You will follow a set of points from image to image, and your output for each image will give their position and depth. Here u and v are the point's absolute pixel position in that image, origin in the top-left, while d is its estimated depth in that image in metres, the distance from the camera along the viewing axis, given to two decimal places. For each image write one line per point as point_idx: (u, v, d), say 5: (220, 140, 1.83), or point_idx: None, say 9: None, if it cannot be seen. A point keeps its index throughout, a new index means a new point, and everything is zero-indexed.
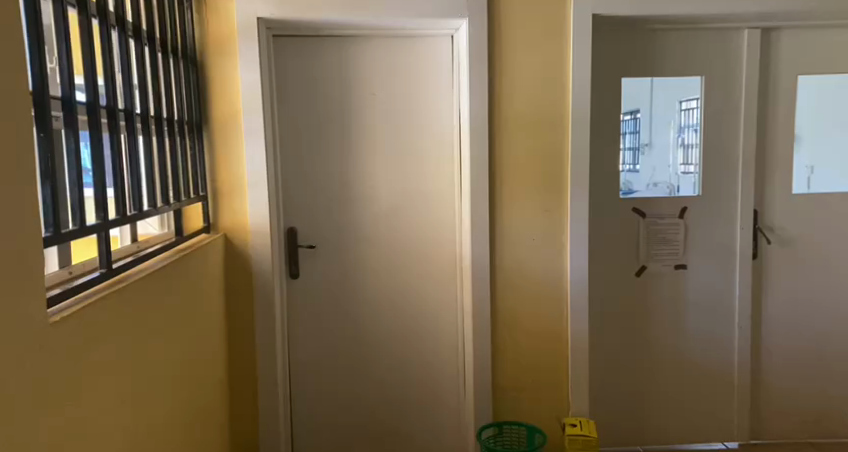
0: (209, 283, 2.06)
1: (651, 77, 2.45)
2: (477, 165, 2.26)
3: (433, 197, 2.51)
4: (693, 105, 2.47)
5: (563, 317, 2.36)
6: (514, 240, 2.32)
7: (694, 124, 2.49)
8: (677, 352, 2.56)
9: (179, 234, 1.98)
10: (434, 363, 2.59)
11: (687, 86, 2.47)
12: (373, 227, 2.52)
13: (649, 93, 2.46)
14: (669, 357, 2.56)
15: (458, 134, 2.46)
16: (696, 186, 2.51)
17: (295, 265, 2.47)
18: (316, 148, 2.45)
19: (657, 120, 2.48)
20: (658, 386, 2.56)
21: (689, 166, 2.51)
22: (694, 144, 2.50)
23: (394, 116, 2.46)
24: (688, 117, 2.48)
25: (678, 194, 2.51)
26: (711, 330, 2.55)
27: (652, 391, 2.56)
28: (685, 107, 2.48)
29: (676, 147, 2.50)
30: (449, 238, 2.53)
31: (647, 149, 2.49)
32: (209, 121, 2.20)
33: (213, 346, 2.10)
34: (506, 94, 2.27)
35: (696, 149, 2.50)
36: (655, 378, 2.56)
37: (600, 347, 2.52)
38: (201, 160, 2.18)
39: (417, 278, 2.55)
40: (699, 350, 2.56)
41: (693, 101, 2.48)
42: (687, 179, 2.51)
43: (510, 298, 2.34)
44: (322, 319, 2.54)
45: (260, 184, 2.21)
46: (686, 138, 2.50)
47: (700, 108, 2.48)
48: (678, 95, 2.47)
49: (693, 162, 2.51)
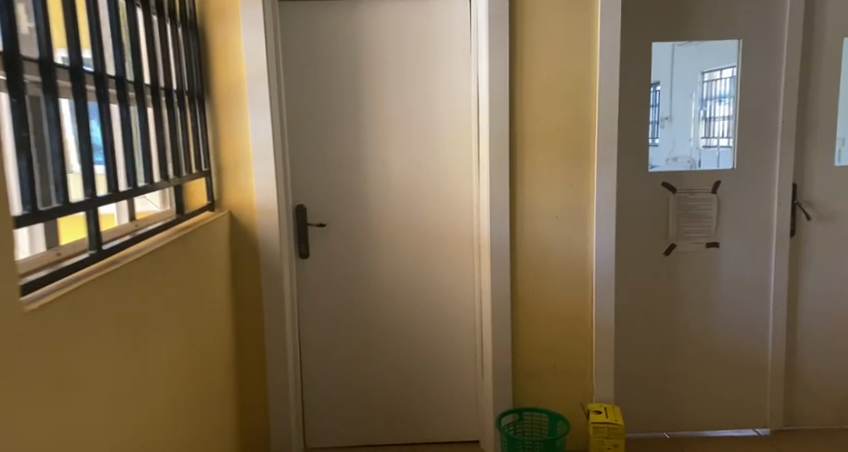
0: (213, 264, 1.95)
1: (673, 43, 2.27)
2: (498, 138, 2.11)
3: (450, 172, 2.37)
4: (717, 76, 2.30)
5: (586, 299, 2.23)
6: (536, 218, 2.18)
7: (716, 96, 2.32)
8: (707, 335, 2.42)
9: (181, 213, 1.87)
10: (450, 347, 2.49)
11: (711, 55, 2.29)
12: (385, 205, 2.39)
13: (675, 61, 2.28)
14: (699, 341, 2.42)
15: (476, 104, 2.30)
16: (722, 161, 2.35)
17: (305, 244, 2.36)
18: (325, 122, 2.32)
19: (680, 90, 2.31)
20: (687, 371, 2.44)
21: (711, 139, 2.35)
22: (716, 116, 2.34)
23: (407, 86, 2.31)
24: (711, 89, 2.32)
25: (700, 169, 2.35)
26: (744, 312, 2.41)
27: (679, 375, 2.44)
28: (708, 79, 2.30)
29: (697, 120, 2.34)
30: (467, 216, 2.40)
31: (667, 122, 2.33)
32: (212, 92, 2.07)
33: (218, 331, 2.00)
34: (528, 61, 2.10)
35: (719, 122, 2.34)
36: (683, 363, 2.43)
37: (624, 330, 2.40)
38: (203, 134, 2.05)
39: (432, 259, 2.43)
40: (730, 333, 2.42)
41: (717, 71, 2.30)
42: (711, 153, 2.35)
43: (531, 278, 2.22)
44: (333, 301, 2.44)
45: (265, 159, 2.09)
46: (709, 110, 2.34)
47: (724, 79, 2.30)
48: (700, 66, 2.29)
49: (715, 136, 2.35)
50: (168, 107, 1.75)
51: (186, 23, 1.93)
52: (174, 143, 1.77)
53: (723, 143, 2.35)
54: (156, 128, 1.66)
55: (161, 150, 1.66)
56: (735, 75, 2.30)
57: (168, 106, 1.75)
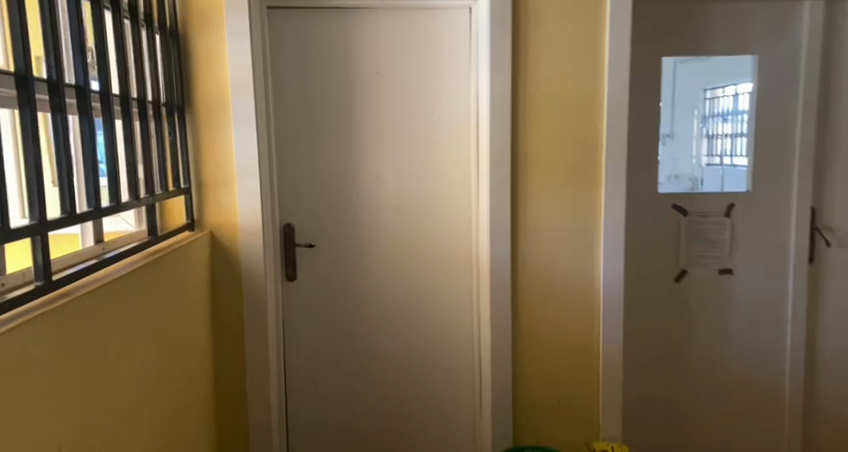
0: (189, 289, 1.80)
1: (675, 58, 2.14)
2: (499, 154, 1.98)
3: (448, 190, 2.23)
4: (719, 93, 2.18)
5: (593, 328, 2.08)
6: (540, 241, 2.04)
7: (716, 114, 2.21)
8: (719, 367, 2.28)
9: (153, 235, 1.72)
10: (447, 377, 2.33)
11: (716, 70, 2.17)
12: (379, 224, 2.25)
13: (682, 77, 2.16)
14: (710, 374, 2.28)
15: (476, 120, 2.17)
16: (734, 182, 2.22)
17: (293, 266, 2.21)
18: (317, 136, 2.19)
19: (682, 108, 2.18)
20: (698, 406, 2.29)
21: (713, 158, 2.21)
22: (715, 134, 2.22)
23: (403, 99, 2.18)
24: (713, 105, 2.20)
25: (701, 189, 2.21)
26: (759, 343, 2.27)
27: (691, 410, 2.29)
28: (710, 96, 2.19)
29: (700, 138, 2.21)
30: (465, 238, 2.26)
31: (669, 140, 2.19)
32: (193, 103, 1.93)
33: (195, 362, 1.84)
34: (532, 72, 1.98)
35: (723, 140, 2.21)
36: (694, 396, 2.28)
37: (633, 360, 2.24)
38: (183, 147, 1.91)
39: (430, 281, 2.28)
40: (744, 365, 2.28)
41: (720, 88, 2.18)
42: (714, 172, 2.22)
43: (533, 306, 2.07)
44: (323, 326, 2.28)
45: (250, 175, 1.95)
46: (711, 128, 2.21)
47: (727, 96, 2.19)
48: (704, 83, 2.18)
49: (718, 154, 2.22)
50: (142, 119, 1.61)
51: (166, 29, 1.80)
52: (148, 158, 1.62)
53: (726, 162, 2.22)
54: (127, 142, 1.52)
55: (131, 166, 1.52)
56: (738, 92, 2.19)
57: (142, 118, 1.61)
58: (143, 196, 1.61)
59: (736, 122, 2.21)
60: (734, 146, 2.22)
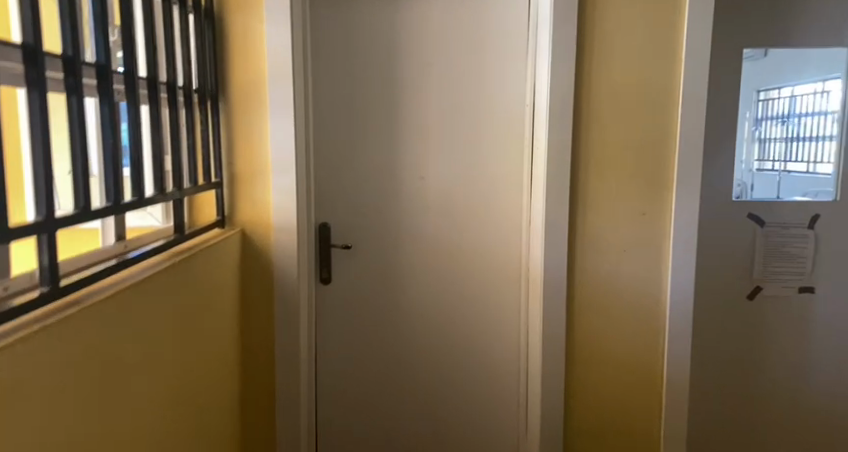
0: (215, 293, 1.66)
1: (746, 53, 2.04)
2: (557, 155, 1.79)
3: (498, 191, 2.05)
4: (774, 95, 2.07)
5: (657, 348, 1.89)
6: (599, 250, 1.86)
7: (770, 117, 2.09)
8: (792, 386, 2.18)
9: (180, 232, 1.58)
10: (490, 391, 2.16)
11: (772, 71, 2.06)
12: (421, 225, 2.08)
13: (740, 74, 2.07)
14: (781, 392, 2.19)
15: (532, 116, 1.99)
16: (787, 189, 2.10)
17: (327, 267, 2.06)
18: (357, 130, 2.03)
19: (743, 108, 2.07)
20: (766, 425, 2.20)
21: (765, 162, 2.09)
22: (768, 138, 2.10)
23: (452, 91, 2.01)
24: (766, 108, 2.09)
25: (750, 197, 2.10)
26: (838, 362, 2.16)
27: (760, 428, 2.21)
28: (764, 98, 2.07)
29: (751, 142, 2.09)
30: (516, 243, 2.08)
31: None
32: (228, 91, 1.79)
33: (220, 371, 1.71)
34: (596, 64, 1.79)
35: (774, 144, 2.10)
36: (762, 415, 2.20)
37: (700, 374, 2.18)
38: (215, 139, 1.77)
39: (474, 290, 2.11)
40: (821, 385, 2.17)
41: (775, 90, 2.07)
42: (768, 179, 2.09)
43: (589, 321, 1.89)
44: (358, 332, 2.13)
45: (286, 170, 1.80)
46: (763, 131, 2.09)
47: (782, 98, 2.07)
48: (757, 83, 2.06)
49: (770, 159, 2.09)
50: (171, 107, 1.48)
51: (200, 10, 1.66)
52: (176, 149, 1.49)
53: (777, 168, 2.09)
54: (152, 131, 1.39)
55: (156, 158, 1.39)
56: (794, 94, 2.08)
57: (170, 106, 1.48)
58: (168, 191, 1.47)
59: (788, 126, 2.10)
60: (786, 151, 2.10)
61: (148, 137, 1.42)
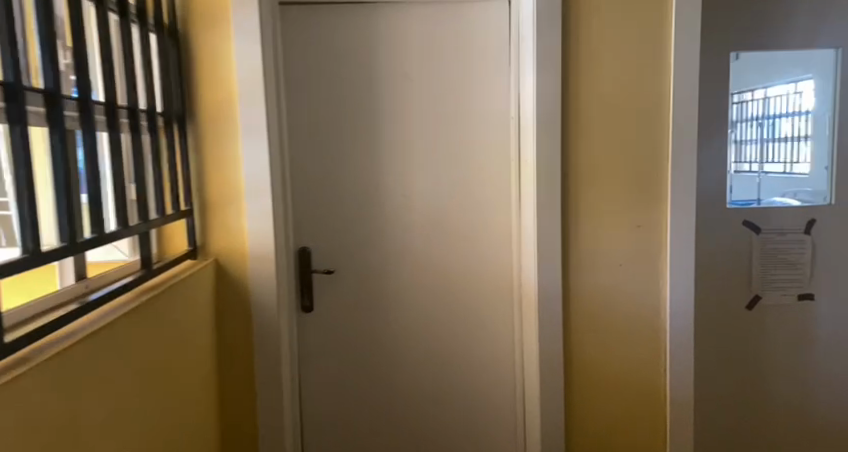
0: (187, 331, 1.54)
1: (734, 51, 2.03)
2: (546, 168, 1.72)
3: (485, 207, 1.97)
4: (748, 97, 2.05)
5: (658, 365, 1.82)
6: (593, 264, 1.78)
7: (745, 119, 2.05)
8: (796, 396, 2.13)
9: (146, 268, 1.45)
10: (485, 417, 2.06)
11: (748, 73, 2.04)
12: (407, 246, 1.99)
13: (725, 79, 2.03)
14: (786, 403, 2.13)
15: (518, 128, 1.92)
16: (760, 191, 2.07)
17: (309, 294, 1.95)
18: (337, 149, 1.93)
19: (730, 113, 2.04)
20: (772, 437, 2.14)
21: (742, 164, 2.06)
22: (743, 139, 2.06)
23: (434, 106, 1.94)
24: (740, 111, 2.05)
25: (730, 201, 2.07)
26: (840, 369, 2.12)
27: (766, 441, 2.14)
28: (737, 100, 2.04)
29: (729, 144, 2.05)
30: (506, 261, 2.00)
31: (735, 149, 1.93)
32: (196, 113, 1.68)
33: (197, 414, 1.58)
34: (583, 74, 1.73)
35: (750, 145, 2.06)
36: (767, 427, 2.14)
37: (702, 388, 2.11)
38: (184, 164, 1.66)
39: (464, 311, 2.02)
40: (824, 393, 2.13)
41: (748, 91, 2.05)
42: (748, 180, 2.07)
43: (587, 339, 1.81)
44: (345, 362, 2.02)
45: (261, 195, 1.69)
46: (739, 133, 2.06)
47: (756, 100, 2.05)
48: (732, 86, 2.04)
49: (746, 161, 2.06)
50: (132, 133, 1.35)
51: (164, 29, 1.56)
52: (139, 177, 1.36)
53: (755, 169, 2.06)
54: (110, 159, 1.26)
55: (116, 188, 1.26)
56: (767, 95, 2.05)
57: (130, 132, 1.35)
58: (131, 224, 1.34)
59: (765, 126, 2.06)
60: (762, 152, 2.07)
61: (107, 166, 1.29)
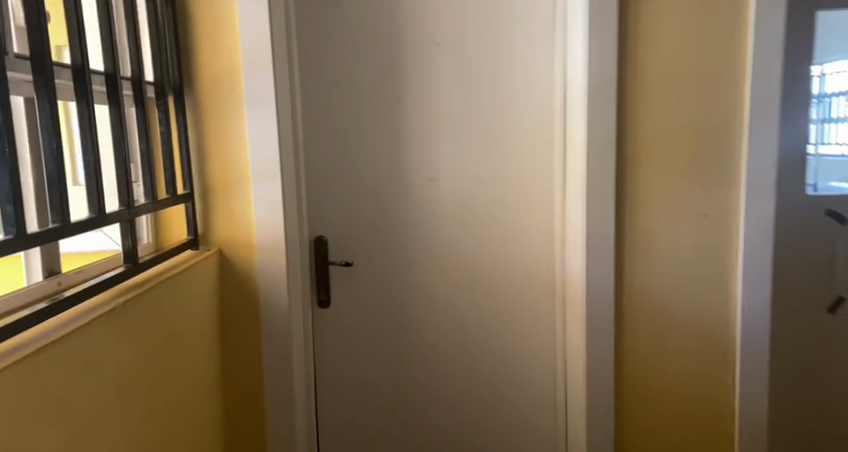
0: (184, 331, 1.35)
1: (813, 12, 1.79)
2: (598, 146, 1.49)
3: (524, 192, 1.74)
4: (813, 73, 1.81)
5: (728, 370, 1.62)
6: (652, 255, 1.58)
7: (812, 97, 1.82)
8: None
9: (129, 262, 1.21)
10: (520, 423, 1.86)
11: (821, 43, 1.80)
12: (436, 236, 1.77)
13: (806, 47, 1.80)
14: None
15: (562, 102, 1.67)
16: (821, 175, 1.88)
17: (326, 288, 1.75)
18: (357, 127, 1.72)
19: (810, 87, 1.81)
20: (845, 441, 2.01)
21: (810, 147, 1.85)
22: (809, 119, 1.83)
23: (467, 76, 1.70)
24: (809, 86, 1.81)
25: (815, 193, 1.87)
26: None
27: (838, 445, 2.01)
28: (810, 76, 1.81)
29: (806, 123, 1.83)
30: (547, 253, 1.77)
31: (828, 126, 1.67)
32: (196, 85, 1.48)
33: (196, 425, 1.40)
34: (644, 37, 1.49)
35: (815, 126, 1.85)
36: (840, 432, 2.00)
37: (775, 391, 1.98)
38: (183, 142, 1.46)
39: (499, 308, 1.80)
40: None
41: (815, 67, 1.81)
42: (807, 164, 1.86)
43: (644, 336, 1.62)
44: (367, 364, 1.83)
45: (270, 178, 1.48)
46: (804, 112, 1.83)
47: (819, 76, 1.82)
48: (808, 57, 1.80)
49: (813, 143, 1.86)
50: (110, 104, 1.11)
51: None
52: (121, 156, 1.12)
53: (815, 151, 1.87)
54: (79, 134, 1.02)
55: (87, 169, 1.01)
56: (826, 71, 1.82)
57: (109, 102, 1.11)
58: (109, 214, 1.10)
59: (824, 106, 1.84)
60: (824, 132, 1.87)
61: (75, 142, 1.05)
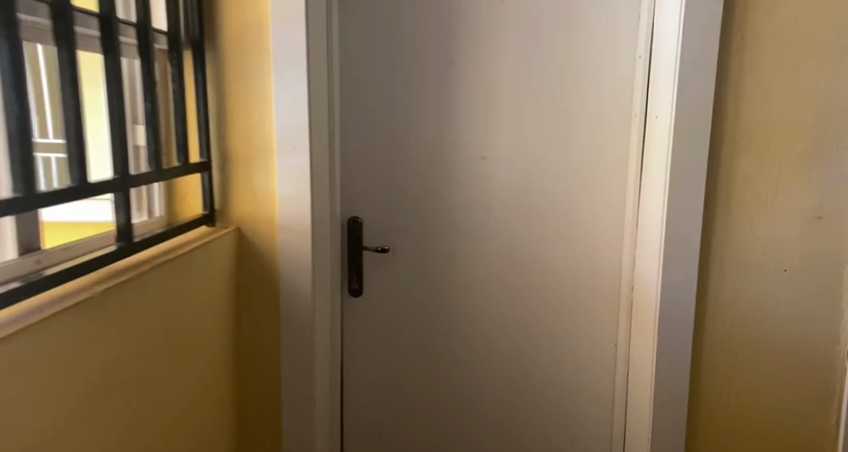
0: (191, 320, 1.19)
1: None
2: (687, 127, 1.24)
3: (590, 178, 1.50)
4: None
5: (830, 401, 1.36)
6: (747, 262, 1.32)
7: None
8: None
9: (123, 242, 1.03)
10: (571, 437, 1.65)
11: None
12: (486, 225, 1.55)
13: None
14: None
15: (644, 73, 1.40)
16: None
17: (357, 276, 1.57)
18: (401, 97, 1.50)
19: None
20: None
21: None
22: None
23: (531, 39, 1.46)
24: None
25: None
26: None
27: None
28: None
29: None
30: (613, 250, 1.53)
31: None
32: (218, 39, 1.30)
33: (199, 424, 1.24)
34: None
35: None
36: None
37: None
38: (201, 104, 1.29)
39: (554, 310, 1.57)
40: None
41: None
42: None
43: (728, 356, 1.37)
44: (401, 363, 1.64)
45: (295, 149, 1.29)
46: None
47: None
48: None
49: None
50: (104, 55, 0.95)
51: None
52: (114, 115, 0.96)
53: None
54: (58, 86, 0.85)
55: (68, 128, 0.86)
56: None
57: (103, 52, 0.95)
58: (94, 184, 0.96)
59: None
60: None
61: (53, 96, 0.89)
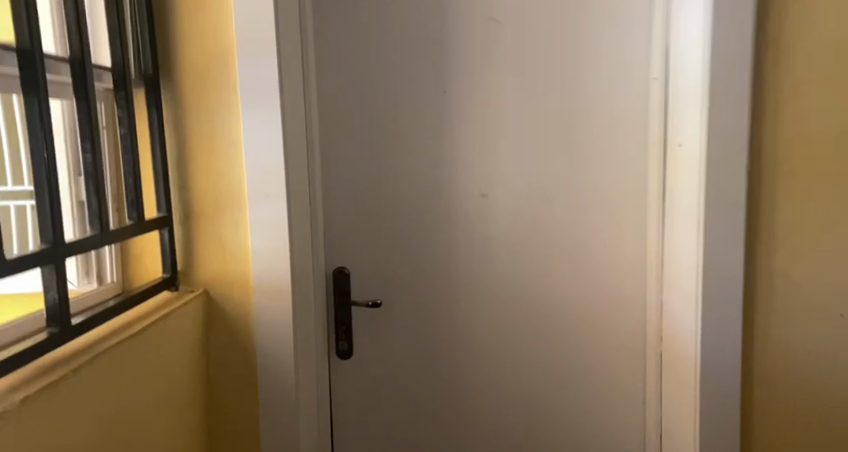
0: (151, 410, 0.97)
1: None
2: (719, 155, 1.11)
3: (605, 214, 1.34)
4: None
5: None
6: (790, 298, 1.20)
7: None
8: None
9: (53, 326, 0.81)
10: None
11: None
12: (492, 271, 1.38)
13: None
14: None
15: (660, 98, 1.26)
16: None
17: (346, 336, 1.37)
18: (391, 132, 1.34)
19: None
20: None
21: None
22: None
23: (532, 63, 1.31)
24: None
25: None
26: None
27: None
28: None
29: None
30: (635, 294, 1.36)
31: None
32: (176, 74, 1.12)
33: None
34: (775, 13, 1.12)
35: None
36: None
37: None
38: (158, 149, 1.10)
39: (573, 363, 1.40)
40: None
41: None
42: None
43: (775, 403, 1.23)
44: (402, 432, 1.44)
45: (270, 196, 1.11)
46: None
47: None
48: None
49: None
50: (25, 96, 0.74)
51: None
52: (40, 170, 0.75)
53: None
54: None
55: None
56: None
57: (22, 93, 0.74)
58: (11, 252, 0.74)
59: None
60: None
61: None
